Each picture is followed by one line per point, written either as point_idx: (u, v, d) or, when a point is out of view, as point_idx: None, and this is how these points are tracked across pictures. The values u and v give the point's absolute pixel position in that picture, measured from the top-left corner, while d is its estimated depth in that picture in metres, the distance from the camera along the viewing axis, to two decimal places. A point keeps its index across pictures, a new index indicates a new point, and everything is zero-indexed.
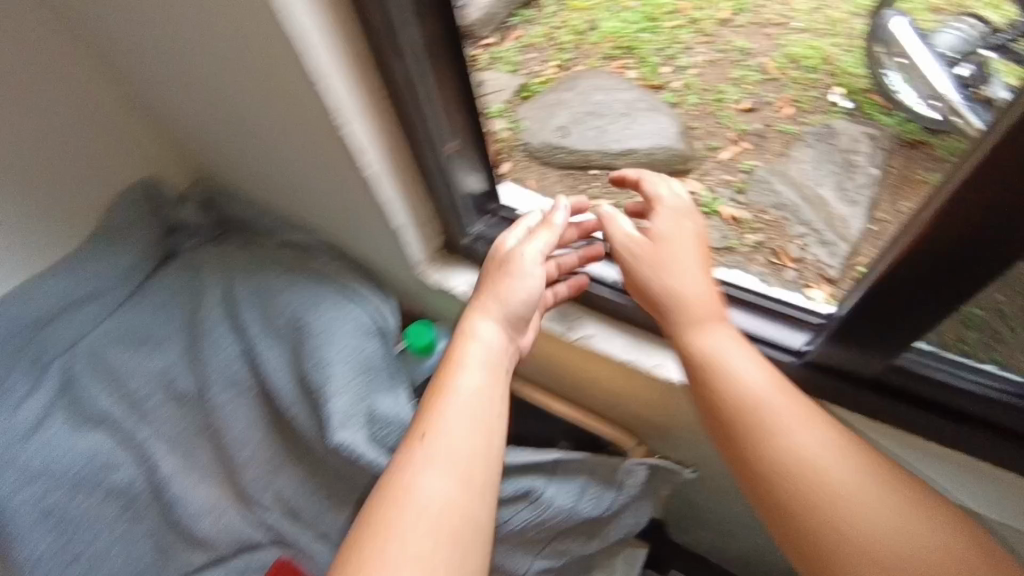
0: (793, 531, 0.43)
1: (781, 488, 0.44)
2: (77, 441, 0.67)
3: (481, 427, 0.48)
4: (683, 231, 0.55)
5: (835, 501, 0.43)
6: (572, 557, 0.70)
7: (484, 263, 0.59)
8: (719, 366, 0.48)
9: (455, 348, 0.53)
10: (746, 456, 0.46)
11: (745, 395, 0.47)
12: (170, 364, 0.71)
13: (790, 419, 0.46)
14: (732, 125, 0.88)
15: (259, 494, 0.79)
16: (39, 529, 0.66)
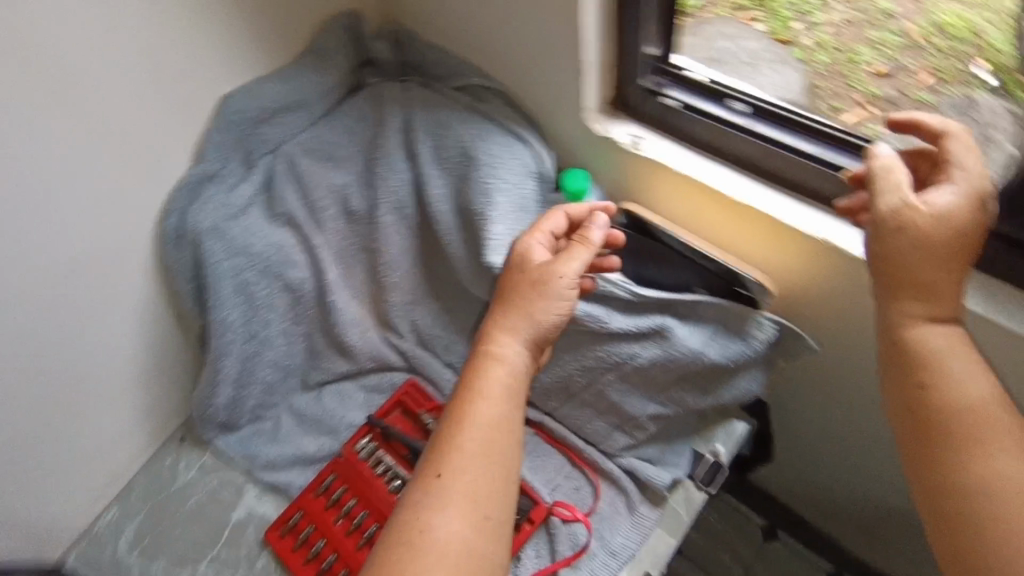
0: (938, 451, 0.48)
1: (941, 410, 0.48)
2: (269, 233, 0.79)
3: (487, 460, 0.55)
4: (968, 203, 0.52)
5: (990, 438, 0.47)
6: (686, 409, 0.75)
7: (512, 274, 0.66)
8: (926, 305, 0.52)
9: (483, 372, 0.60)
10: (922, 380, 0.50)
11: (933, 332, 0.51)
12: (347, 181, 0.81)
13: (964, 363, 0.50)
14: (862, 89, 0.71)
15: (399, 320, 0.89)
16: (232, 299, 0.79)
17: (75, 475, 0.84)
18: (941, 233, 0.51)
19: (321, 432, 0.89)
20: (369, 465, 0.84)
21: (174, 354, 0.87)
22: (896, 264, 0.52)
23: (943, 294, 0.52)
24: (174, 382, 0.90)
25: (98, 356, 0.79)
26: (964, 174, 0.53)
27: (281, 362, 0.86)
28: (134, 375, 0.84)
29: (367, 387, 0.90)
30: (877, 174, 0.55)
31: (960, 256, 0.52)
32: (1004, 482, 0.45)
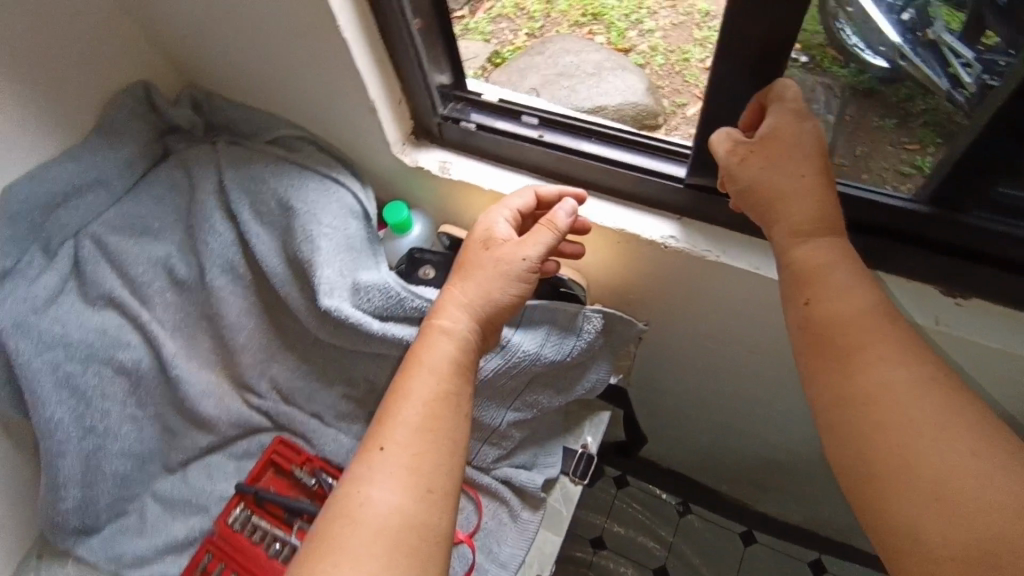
0: (831, 367, 0.50)
1: (827, 327, 0.51)
2: (90, 317, 0.76)
3: (433, 436, 0.53)
4: (802, 137, 0.54)
5: (877, 352, 0.48)
6: (542, 410, 0.78)
7: (471, 246, 0.64)
8: (791, 224, 0.54)
9: (430, 343, 0.58)
10: (808, 297, 0.53)
11: (813, 241, 0.54)
12: (168, 251, 0.79)
13: (849, 276, 0.52)
14: (698, 83, 0.90)
15: (257, 380, 0.87)
16: (58, 393, 0.74)
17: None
18: (790, 176, 0.54)
19: (190, 512, 0.85)
20: (244, 533, 0.81)
21: (8, 465, 0.81)
22: (755, 195, 0.56)
23: (804, 204, 0.54)
24: (14, 496, 0.84)
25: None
26: (780, 104, 0.55)
27: (132, 450, 0.82)
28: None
29: (234, 455, 0.88)
30: (716, 150, 0.58)
31: (803, 165, 0.55)
32: (883, 389, 0.47)
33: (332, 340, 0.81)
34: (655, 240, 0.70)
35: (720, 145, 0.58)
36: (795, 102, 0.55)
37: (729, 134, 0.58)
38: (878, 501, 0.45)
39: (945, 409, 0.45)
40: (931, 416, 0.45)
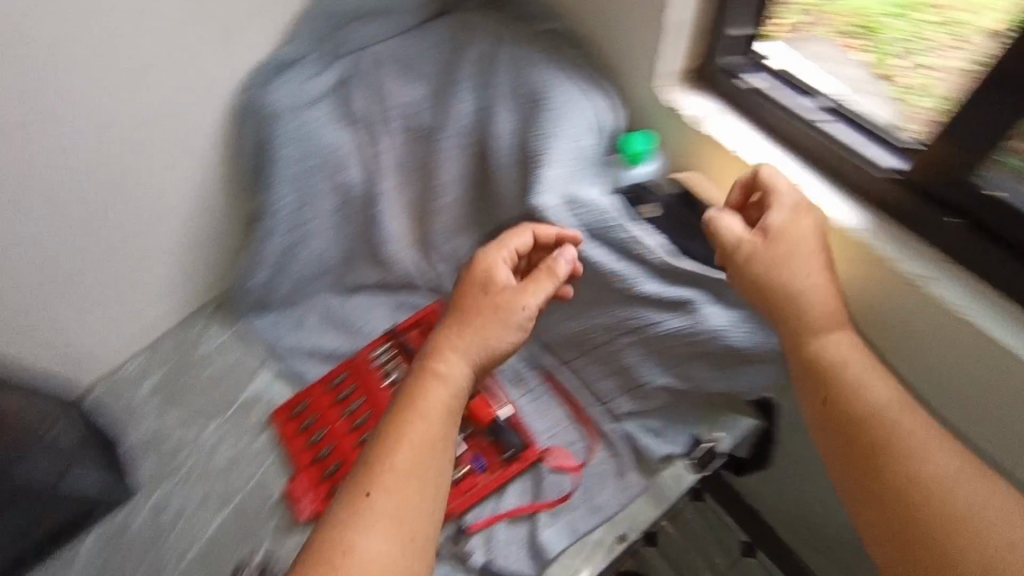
0: (859, 462, 0.55)
1: (849, 421, 0.56)
2: (333, 130, 0.82)
3: (421, 475, 0.55)
4: (800, 223, 0.60)
5: (903, 447, 0.53)
6: (697, 389, 0.74)
7: (473, 292, 0.66)
8: (800, 320, 0.59)
9: (424, 389, 0.60)
10: (825, 395, 0.57)
11: (828, 346, 0.58)
12: (418, 97, 0.83)
13: (866, 368, 0.57)
14: None
15: (440, 245, 0.91)
16: (287, 183, 0.83)
17: (108, 319, 0.91)
18: (788, 272, 0.59)
19: (340, 333, 0.94)
20: (378, 371, 0.88)
21: (219, 228, 0.92)
22: (758, 287, 0.60)
23: (816, 302, 0.58)
24: (213, 256, 0.95)
25: (152, 213, 0.84)
26: (779, 203, 0.61)
27: (317, 260, 0.92)
28: (179, 238, 0.90)
29: (394, 302, 0.94)
30: (718, 231, 0.62)
31: (807, 262, 0.59)
32: (909, 473, 0.52)
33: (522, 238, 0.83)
34: (905, 275, 0.59)
35: (730, 233, 0.61)
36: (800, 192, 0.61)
37: (731, 219, 0.62)
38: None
39: (970, 496, 0.50)
40: (967, 505, 0.50)
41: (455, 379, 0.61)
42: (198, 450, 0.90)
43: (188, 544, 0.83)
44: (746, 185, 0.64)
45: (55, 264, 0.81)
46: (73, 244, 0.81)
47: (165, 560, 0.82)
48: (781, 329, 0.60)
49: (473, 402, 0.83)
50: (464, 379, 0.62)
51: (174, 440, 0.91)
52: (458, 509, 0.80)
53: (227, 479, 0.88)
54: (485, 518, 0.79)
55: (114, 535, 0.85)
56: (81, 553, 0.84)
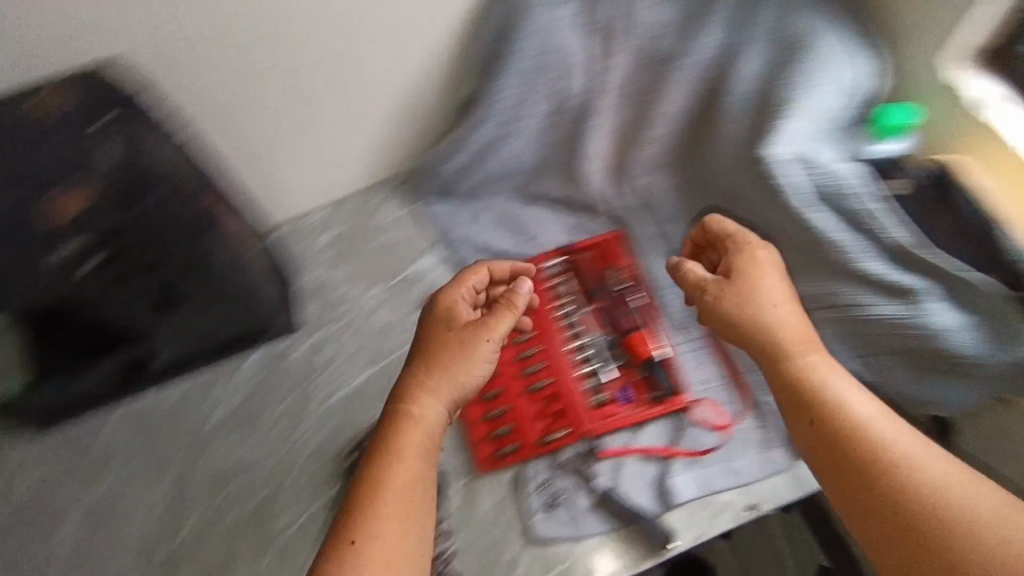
0: (853, 478, 0.55)
1: (839, 440, 0.57)
2: (572, 36, 0.79)
3: (410, 495, 0.59)
4: (759, 264, 0.66)
5: (892, 458, 0.54)
6: (884, 385, 0.71)
7: (438, 330, 0.67)
8: (783, 360, 0.62)
9: (400, 432, 0.62)
10: (812, 417, 0.59)
11: (811, 375, 0.61)
12: (668, 19, 0.77)
13: (841, 385, 0.59)
14: None
15: (636, 175, 0.91)
16: (514, 79, 0.82)
17: (309, 166, 0.94)
18: (751, 310, 0.63)
19: (513, 236, 0.95)
20: (545, 281, 0.89)
21: (430, 107, 0.91)
22: (729, 323, 0.64)
23: (786, 327, 0.63)
24: (415, 134, 0.94)
25: (376, 73, 0.85)
26: (740, 245, 0.67)
27: (514, 160, 0.91)
28: (391, 106, 0.90)
29: (571, 223, 0.94)
30: (686, 270, 0.68)
31: (772, 293, 0.64)
32: (910, 489, 0.52)
33: (732, 186, 0.81)
34: None
35: (696, 274, 0.67)
36: (764, 246, 0.67)
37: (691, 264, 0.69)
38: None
39: (974, 505, 0.50)
40: (959, 505, 0.50)
41: (427, 416, 0.63)
42: (358, 311, 0.95)
43: (335, 387, 0.90)
44: (703, 230, 0.72)
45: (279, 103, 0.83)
46: (302, 86, 0.82)
47: (315, 393, 0.90)
48: (764, 370, 0.64)
49: (633, 334, 0.84)
50: (437, 414, 0.64)
51: (339, 292, 0.96)
52: (596, 432, 0.81)
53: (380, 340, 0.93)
54: (620, 447, 0.80)
55: (274, 359, 0.92)
56: (246, 368, 0.92)
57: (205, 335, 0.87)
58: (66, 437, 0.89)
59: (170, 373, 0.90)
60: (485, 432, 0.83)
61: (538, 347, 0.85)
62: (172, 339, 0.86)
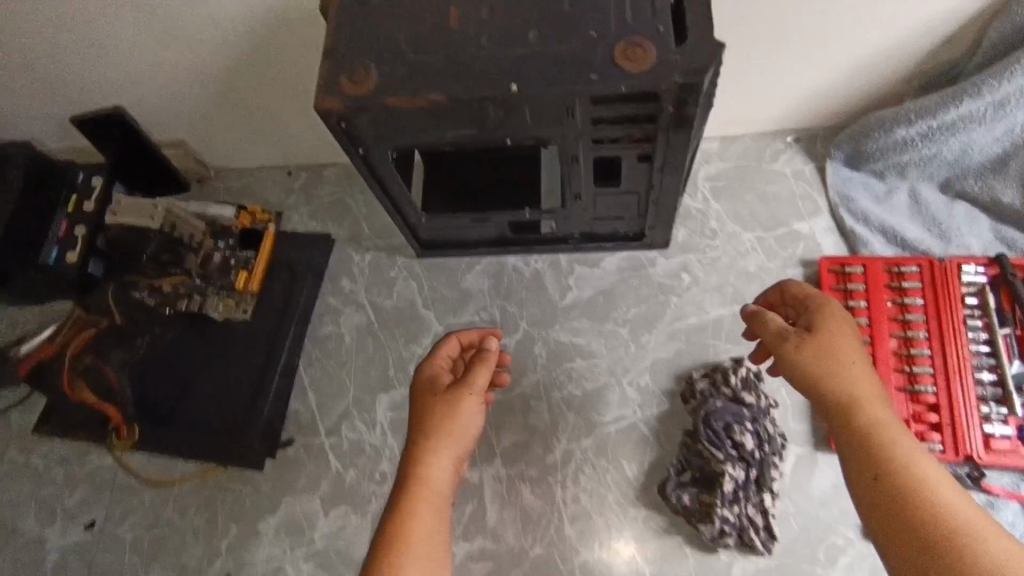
0: (915, 543, 0.51)
1: (901, 490, 0.53)
2: None
3: (431, 543, 0.63)
4: (830, 323, 0.64)
5: (954, 529, 0.50)
6: None
7: (422, 401, 0.72)
8: (850, 420, 0.59)
9: (415, 490, 0.65)
10: (877, 472, 0.55)
11: (878, 435, 0.57)
12: None
13: (900, 441, 0.56)
14: None
15: None
16: None
17: (732, 91, 0.90)
18: (828, 367, 0.61)
19: (927, 229, 0.88)
20: (960, 283, 0.83)
21: (895, 65, 0.85)
22: (809, 374, 0.62)
23: (856, 385, 0.60)
24: (857, 89, 0.89)
25: (873, 15, 0.78)
26: (815, 308, 0.66)
27: (966, 151, 0.84)
28: (859, 55, 0.84)
29: (1001, 233, 0.86)
30: (763, 320, 0.67)
31: (845, 353, 0.62)
32: (962, 548, 0.49)
33: None
34: None
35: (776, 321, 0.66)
36: (833, 312, 0.65)
37: (768, 313, 0.67)
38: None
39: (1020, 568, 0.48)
40: (1000, 563, 0.48)
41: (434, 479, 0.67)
42: (731, 248, 0.93)
43: (690, 310, 0.90)
44: (780, 289, 0.71)
45: (763, 25, 0.79)
46: (800, 12, 0.78)
47: (668, 310, 0.90)
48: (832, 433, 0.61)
49: None
50: (441, 475, 0.67)
51: (715, 225, 0.95)
52: (982, 461, 0.75)
53: (745, 282, 0.91)
54: (1006, 488, 0.75)
55: (636, 266, 0.93)
56: (608, 264, 0.94)
57: (595, 223, 0.88)
58: (433, 268, 0.97)
59: (537, 245, 0.93)
60: None
61: (928, 351, 0.81)
62: (565, 219, 0.86)
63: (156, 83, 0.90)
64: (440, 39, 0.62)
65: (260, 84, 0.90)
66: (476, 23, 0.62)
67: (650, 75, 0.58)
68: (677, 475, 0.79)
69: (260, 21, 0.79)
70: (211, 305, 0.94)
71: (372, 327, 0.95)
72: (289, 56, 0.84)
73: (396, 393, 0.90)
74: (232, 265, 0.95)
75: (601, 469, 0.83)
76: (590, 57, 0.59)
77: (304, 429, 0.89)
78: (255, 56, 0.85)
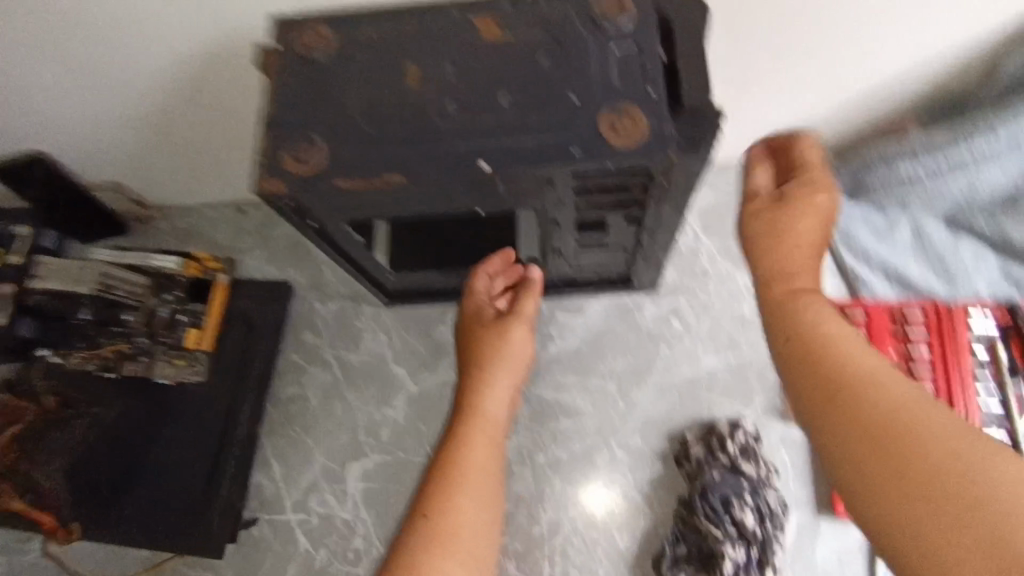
0: (826, 407, 0.42)
1: (818, 355, 0.44)
2: None
3: (481, 481, 0.63)
4: (808, 187, 0.52)
5: (865, 376, 0.42)
6: None
7: (471, 330, 0.74)
8: (775, 280, 0.50)
9: (473, 412, 0.68)
10: (789, 334, 0.46)
11: (800, 295, 0.48)
12: None
13: (819, 302, 0.47)
14: None
15: None
16: None
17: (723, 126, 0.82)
18: (788, 235, 0.51)
19: (931, 268, 0.82)
20: (967, 332, 0.81)
21: (901, 97, 0.78)
22: (755, 243, 0.52)
23: (796, 251, 0.50)
24: (857, 116, 0.81)
25: (879, 49, 0.70)
26: (802, 165, 0.54)
27: (976, 186, 0.77)
28: (862, 88, 0.76)
29: (1008, 274, 0.79)
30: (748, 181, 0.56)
31: (811, 223, 0.51)
32: (883, 407, 0.40)
33: None
34: None
35: (755, 183, 0.55)
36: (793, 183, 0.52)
37: (754, 170, 0.56)
38: (931, 560, 0.35)
39: (956, 440, 0.37)
40: (939, 435, 0.38)
41: (488, 412, 0.68)
42: (724, 290, 0.86)
43: (683, 360, 0.84)
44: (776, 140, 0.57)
45: (759, 64, 0.72)
46: (801, 54, 0.70)
47: (659, 361, 0.84)
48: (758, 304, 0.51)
49: None
50: (495, 409, 0.69)
51: (707, 264, 0.88)
52: None
53: (740, 329, 0.85)
54: None
55: (622, 313, 0.87)
56: (593, 310, 0.87)
57: (578, 272, 0.80)
58: (405, 318, 0.89)
59: None
60: None
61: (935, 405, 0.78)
62: (544, 271, 0.78)
63: (79, 129, 0.80)
64: (396, 105, 0.53)
65: (199, 125, 0.80)
66: (437, 84, 0.54)
67: (640, 150, 0.50)
68: (671, 550, 0.74)
69: (192, 63, 0.69)
70: (158, 369, 0.85)
71: (339, 386, 0.88)
72: (227, 97, 0.74)
73: (369, 461, 0.84)
74: (180, 322, 0.85)
75: (592, 542, 0.78)
76: (571, 130, 0.51)
77: (267, 506, 0.83)
78: (189, 100, 0.75)
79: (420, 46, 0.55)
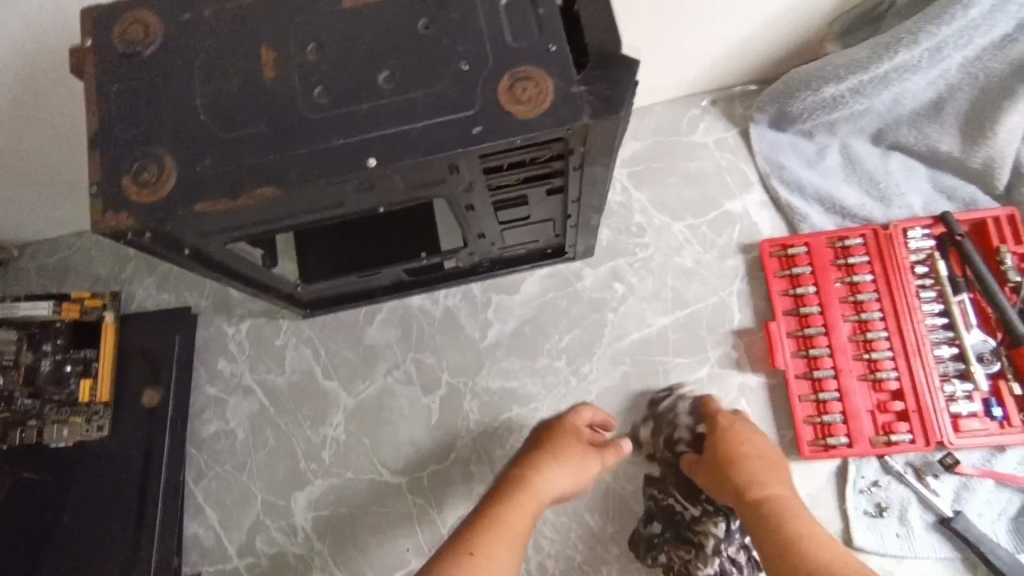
0: None
1: (794, 541, 0.57)
2: None
3: (513, 545, 0.56)
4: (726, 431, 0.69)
5: (834, 560, 0.55)
6: None
7: (557, 432, 0.68)
8: (749, 489, 0.64)
9: (528, 483, 0.62)
10: (768, 523, 0.60)
11: (767, 497, 0.63)
12: None
13: (784, 490, 0.65)
14: None
15: None
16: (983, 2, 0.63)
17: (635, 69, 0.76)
18: (733, 461, 0.67)
19: (865, 190, 0.80)
20: (905, 252, 0.76)
21: (814, 15, 0.73)
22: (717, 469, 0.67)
23: (757, 456, 0.67)
24: (771, 42, 0.76)
25: None
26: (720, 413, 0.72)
27: (899, 100, 0.74)
28: (772, 12, 0.71)
29: (938, 184, 0.78)
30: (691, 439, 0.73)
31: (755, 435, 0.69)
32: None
33: None
34: None
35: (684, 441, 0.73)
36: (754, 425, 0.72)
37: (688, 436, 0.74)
38: None
39: None
40: None
41: (539, 487, 0.62)
42: (663, 244, 0.82)
43: (630, 325, 0.80)
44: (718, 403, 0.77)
45: None
46: None
47: (606, 330, 0.79)
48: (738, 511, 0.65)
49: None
50: (549, 488, 0.63)
51: (641, 220, 0.83)
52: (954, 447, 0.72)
53: (684, 284, 0.80)
54: (976, 468, 0.72)
55: (559, 285, 0.81)
56: (529, 286, 0.81)
57: (505, 251, 0.74)
58: (328, 326, 0.81)
59: (443, 279, 0.79)
60: (807, 411, 0.74)
61: (885, 332, 0.74)
62: (470, 255, 0.71)
63: None
64: (253, 100, 0.44)
65: (37, 147, 0.68)
66: (300, 69, 0.45)
67: (551, 119, 0.43)
68: (644, 527, 0.72)
69: (9, 77, 0.57)
70: (52, 433, 0.75)
71: (267, 413, 0.79)
72: (63, 110, 0.63)
73: (314, 489, 0.77)
74: (68, 371, 0.75)
75: (564, 529, 0.74)
76: (465, 105, 0.43)
77: (210, 555, 0.76)
78: (15, 120, 0.63)
79: (274, 21, 0.46)
